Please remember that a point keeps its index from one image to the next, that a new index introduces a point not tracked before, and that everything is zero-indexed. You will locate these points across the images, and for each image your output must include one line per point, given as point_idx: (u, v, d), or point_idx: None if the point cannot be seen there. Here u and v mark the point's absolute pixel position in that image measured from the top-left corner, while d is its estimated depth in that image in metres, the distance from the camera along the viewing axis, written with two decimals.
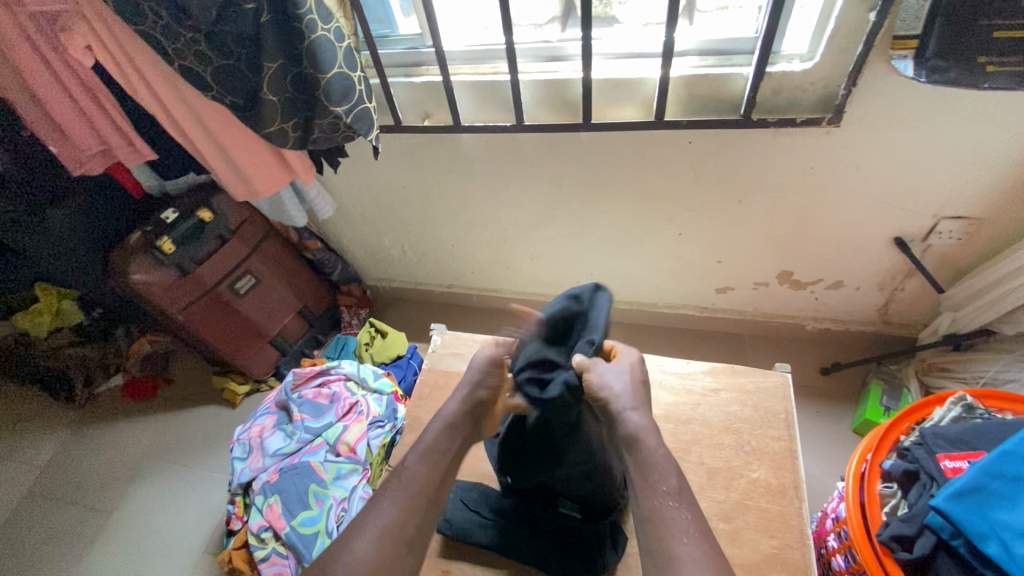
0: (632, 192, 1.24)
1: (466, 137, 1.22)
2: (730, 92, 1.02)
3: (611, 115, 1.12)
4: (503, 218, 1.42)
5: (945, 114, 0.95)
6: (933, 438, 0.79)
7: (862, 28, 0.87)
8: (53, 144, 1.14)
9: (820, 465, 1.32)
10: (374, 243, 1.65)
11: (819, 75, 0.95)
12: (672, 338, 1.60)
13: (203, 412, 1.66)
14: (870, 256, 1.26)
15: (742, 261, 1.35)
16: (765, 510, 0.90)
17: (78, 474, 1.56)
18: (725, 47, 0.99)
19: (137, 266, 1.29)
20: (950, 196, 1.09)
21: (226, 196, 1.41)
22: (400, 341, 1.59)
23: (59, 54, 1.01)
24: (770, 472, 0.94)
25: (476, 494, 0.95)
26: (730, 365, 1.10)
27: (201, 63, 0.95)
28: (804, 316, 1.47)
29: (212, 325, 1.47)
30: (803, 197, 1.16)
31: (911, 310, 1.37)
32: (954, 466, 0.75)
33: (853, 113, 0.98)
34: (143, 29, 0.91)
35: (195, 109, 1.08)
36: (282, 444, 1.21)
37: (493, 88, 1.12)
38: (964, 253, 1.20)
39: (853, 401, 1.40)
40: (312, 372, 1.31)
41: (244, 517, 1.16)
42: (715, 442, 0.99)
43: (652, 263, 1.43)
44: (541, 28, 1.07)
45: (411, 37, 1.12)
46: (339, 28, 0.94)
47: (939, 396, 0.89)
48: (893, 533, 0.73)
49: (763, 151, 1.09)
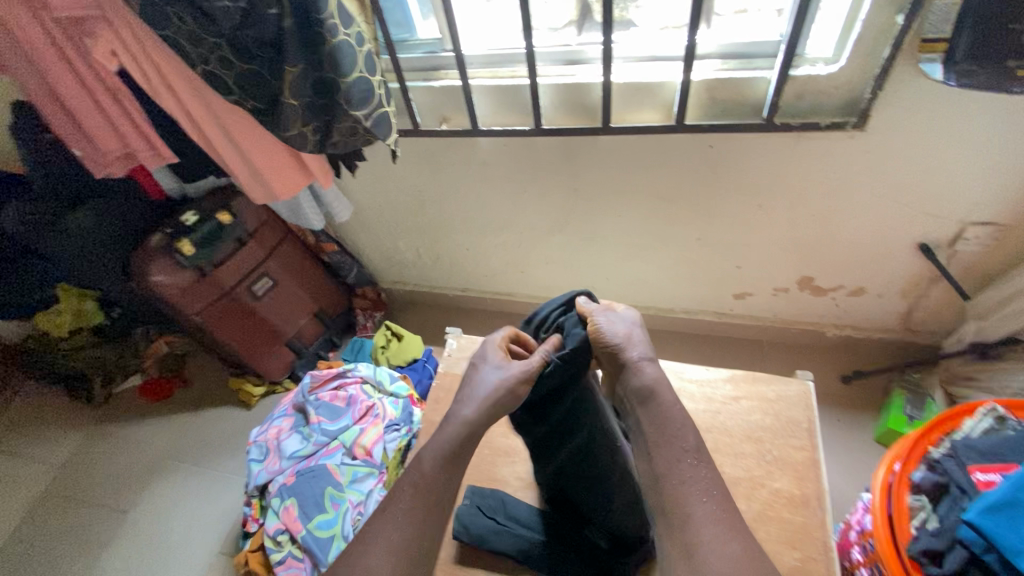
0: (651, 197, 1.23)
1: (483, 141, 1.22)
2: (752, 97, 1.01)
3: (630, 119, 1.11)
4: (519, 222, 1.41)
5: (975, 118, 0.93)
6: (964, 450, 0.77)
7: (890, 31, 0.86)
8: (77, 148, 1.16)
9: (841, 474, 1.29)
10: (389, 246, 1.65)
11: (844, 78, 0.94)
12: (689, 344, 1.59)
13: (219, 413, 1.67)
14: (894, 263, 1.23)
15: (761, 267, 1.33)
16: (788, 521, 0.88)
17: (96, 473, 1.58)
18: (747, 51, 0.98)
19: (158, 269, 1.30)
20: (978, 202, 1.07)
21: (245, 199, 1.43)
22: (415, 344, 1.59)
23: (84, 58, 1.02)
24: (793, 482, 0.93)
25: (493, 501, 0.94)
26: (751, 373, 1.09)
27: (224, 69, 0.96)
28: (824, 323, 1.45)
29: (230, 327, 1.48)
30: (826, 203, 1.14)
31: (935, 318, 1.34)
32: (987, 479, 0.73)
33: (879, 117, 0.97)
34: (169, 35, 0.92)
35: (216, 113, 1.09)
36: (299, 446, 1.21)
37: (512, 92, 1.12)
38: (992, 260, 1.17)
39: (876, 410, 1.37)
40: (329, 375, 1.31)
41: (260, 519, 1.16)
42: (735, 451, 0.98)
43: (670, 268, 1.41)
44: (558, 32, 1.05)
45: (430, 42, 1.12)
46: (359, 33, 0.94)
47: (969, 406, 0.87)
48: (924, 547, 0.72)
49: (785, 156, 1.07)
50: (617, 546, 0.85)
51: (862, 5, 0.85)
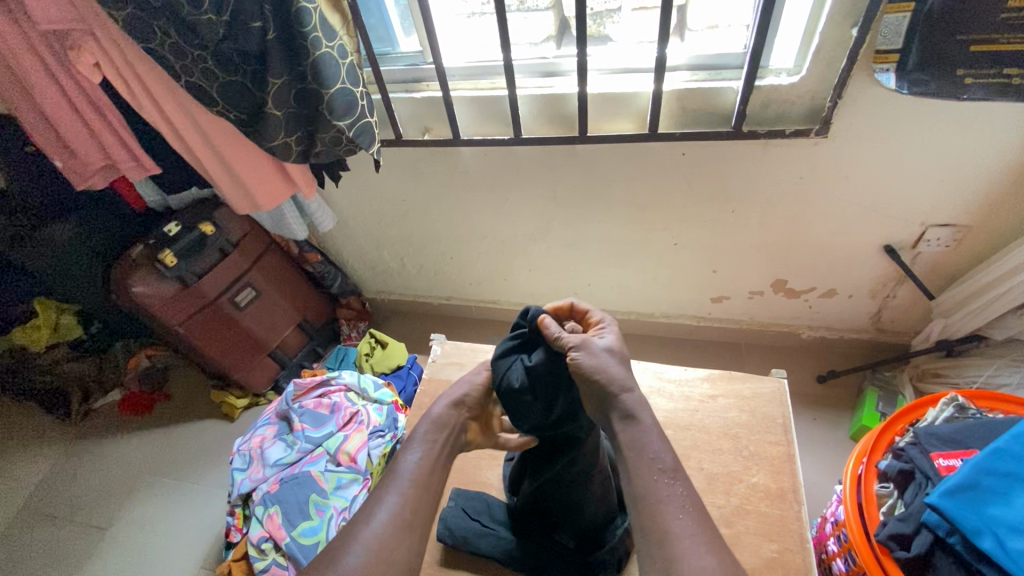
0: (627, 203, 1.27)
1: (464, 150, 1.25)
2: (720, 106, 1.06)
3: (606, 128, 1.15)
4: (502, 230, 1.44)
5: (929, 123, 0.98)
6: (927, 437, 0.81)
7: (846, 42, 0.91)
8: (58, 159, 1.17)
9: (818, 472, 1.32)
10: (374, 256, 1.67)
11: (805, 88, 0.99)
12: (669, 348, 1.62)
13: (201, 426, 1.65)
14: (862, 265, 1.28)
15: (737, 270, 1.37)
16: (765, 515, 0.91)
17: (74, 490, 1.54)
18: (715, 62, 1.03)
19: (139, 280, 1.30)
20: (937, 205, 1.12)
21: (229, 210, 1.43)
22: (400, 351, 1.60)
23: (66, 70, 1.03)
24: (769, 476, 0.95)
25: (477, 503, 0.95)
26: (727, 372, 1.12)
27: (208, 80, 0.97)
28: (799, 324, 1.49)
29: (213, 338, 1.47)
30: (795, 206, 1.19)
31: (903, 317, 1.39)
32: (949, 464, 0.76)
33: (840, 124, 1.02)
34: (153, 47, 0.94)
35: (199, 123, 1.11)
36: (283, 454, 1.21)
37: (491, 103, 1.16)
38: (953, 261, 1.23)
39: (850, 408, 1.41)
40: (313, 383, 1.31)
41: (243, 529, 1.15)
42: (714, 448, 1.00)
43: (649, 272, 1.45)
44: (538, 47, 1.11)
45: (411, 55, 1.17)
46: (342, 45, 0.97)
47: (931, 396, 0.91)
48: (891, 532, 0.74)
49: (755, 162, 1.12)
50: (583, 543, 0.87)
51: (819, 19, 0.91)
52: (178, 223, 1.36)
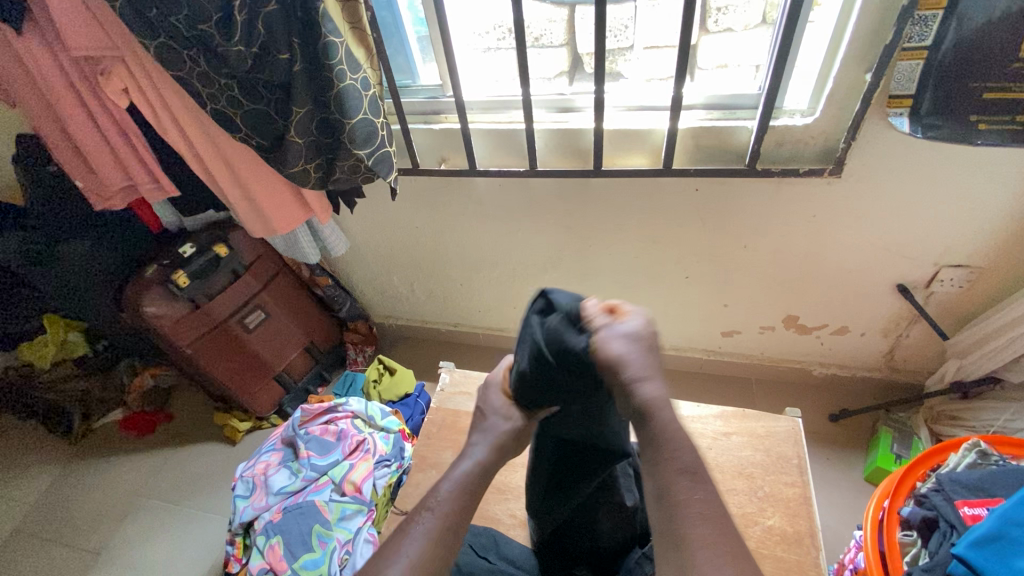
0: (641, 236, 1.28)
1: (479, 181, 1.27)
2: (735, 143, 1.07)
3: (620, 161, 1.16)
4: (513, 259, 1.44)
5: (942, 165, 0.99)
6: (950, 484, 0.79)
7: (859, 87, 0.93)
8: (79, 179, 1.19)
9: (832, 513, 1.29)
10: (384, 281, 1.67)
11: (820, 129, 1.01)
12: (680, 381, 1.60)
13: (202, 450, 1.63)
14: (876, 303, 1.27)
15: (748, 305, 1.37)
16: (782, 560, 0.88)
17: (70, 511, 1.52)
18: (729, 102, 1.05)
19: (149, 300, 1.30)
20: (949, 248, 1.13)
21: (243, 233, 1.44)
22: (408, 377, 1.58)
23: (97, 96, 1.06)
24: (785, 519, 0.93)
25: (484, 539, 0.91)
26: (741, 410, 1.10)
27: (233, 107, 1.00)
28: (810, 361, 1.48)
29: (220, 360, 1.47)
30: (807, 242, 1.19)
31: (916, 357, 1.38)
32: (973, 513, 0.74)
33: (854, 164, 1.03)
34: (181, 75, 0.96)
35: (222, 149, 1.13)
36: (287, 482, 1.19)
37: (507, 136, 1.17)
38: (967, 301, 1.22)
39: (863, 448, 1.39)
40: (320, 409, 1.29)
41: (242, 559, 1.13)
42: (728, 488, 0.98)
43: (659, 305, 1.44)
44: (551, 82, 1.15)
45: (430, 87, 1.20)
46: (366, 78, 0.98)
47: (953, 442, 0.89)
48: None
49: (769, 199, 1.13)
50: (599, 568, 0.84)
51: (833, 62, 0.92)
52: (192, 244, 1.36)
